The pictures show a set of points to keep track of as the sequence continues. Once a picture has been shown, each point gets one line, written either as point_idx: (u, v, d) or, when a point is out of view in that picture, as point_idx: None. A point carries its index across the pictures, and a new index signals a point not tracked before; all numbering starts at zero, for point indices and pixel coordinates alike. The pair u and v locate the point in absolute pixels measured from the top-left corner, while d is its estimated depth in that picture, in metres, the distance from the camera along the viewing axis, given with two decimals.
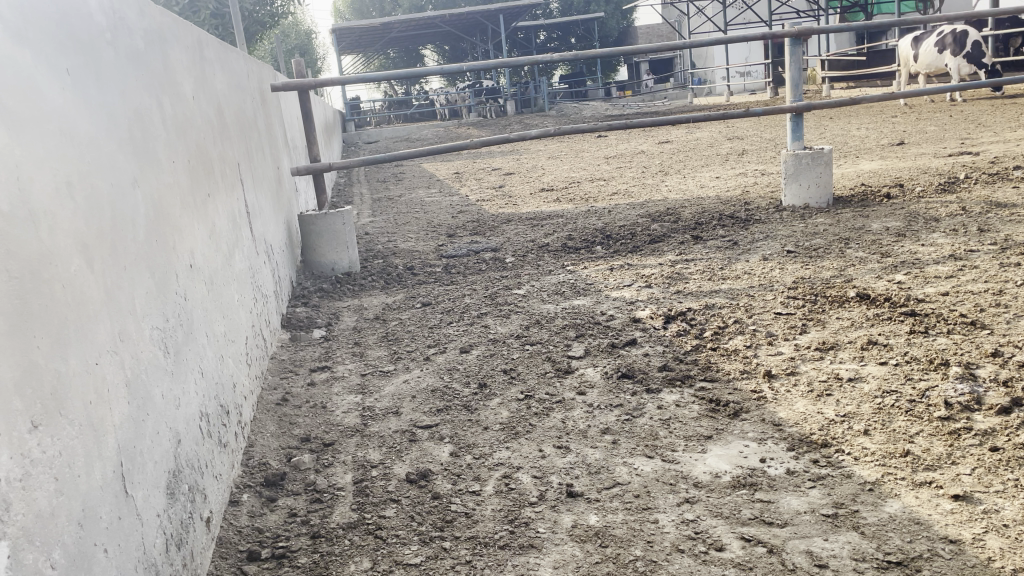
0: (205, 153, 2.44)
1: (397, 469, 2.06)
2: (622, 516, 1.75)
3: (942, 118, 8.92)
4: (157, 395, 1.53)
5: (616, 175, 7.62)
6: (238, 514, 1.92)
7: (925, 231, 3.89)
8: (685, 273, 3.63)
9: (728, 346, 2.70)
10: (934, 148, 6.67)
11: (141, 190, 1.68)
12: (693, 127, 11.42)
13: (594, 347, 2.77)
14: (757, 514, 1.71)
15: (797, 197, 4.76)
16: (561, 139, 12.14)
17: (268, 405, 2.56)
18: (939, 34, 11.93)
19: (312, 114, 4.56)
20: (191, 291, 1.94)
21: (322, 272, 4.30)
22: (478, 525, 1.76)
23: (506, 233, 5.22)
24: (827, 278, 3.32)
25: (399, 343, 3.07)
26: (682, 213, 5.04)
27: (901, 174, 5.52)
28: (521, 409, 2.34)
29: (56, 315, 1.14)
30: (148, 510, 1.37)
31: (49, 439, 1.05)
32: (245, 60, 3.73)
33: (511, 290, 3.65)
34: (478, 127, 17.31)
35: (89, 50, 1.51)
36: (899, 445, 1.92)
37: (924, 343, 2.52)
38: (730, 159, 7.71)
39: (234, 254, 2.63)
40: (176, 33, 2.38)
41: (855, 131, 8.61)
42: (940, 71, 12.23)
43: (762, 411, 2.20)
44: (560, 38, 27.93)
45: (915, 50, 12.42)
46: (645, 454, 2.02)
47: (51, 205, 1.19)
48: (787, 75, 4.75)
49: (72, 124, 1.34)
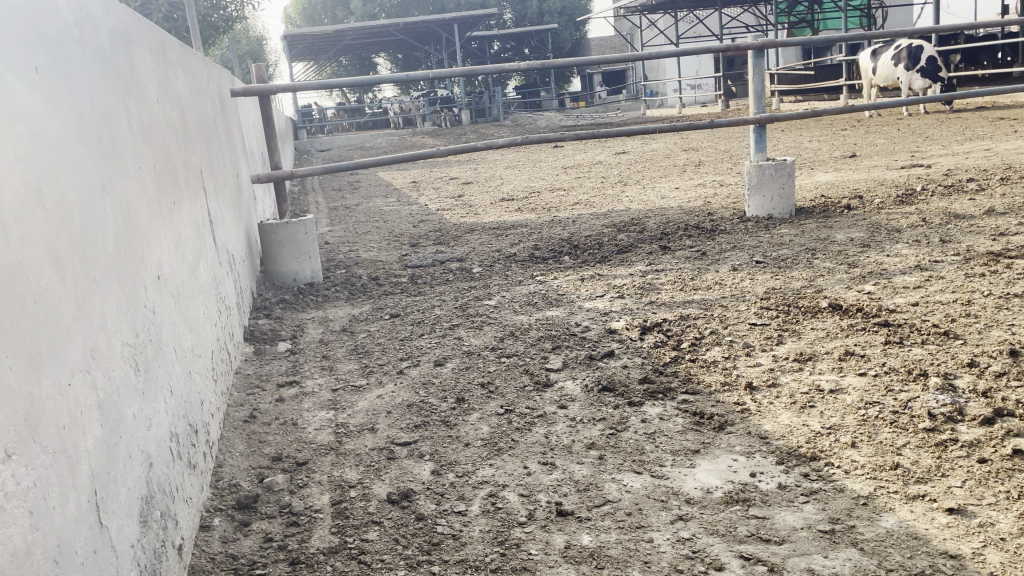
0: (170, 161, 2.34)
1: (376, 489, 1.98)
2: (615, 535, 1.70)
3: (891, 132, 9.14)
4: (129, 416, 1.44)
5: (576, 185, 7.61)
6: (210, 540, 1.81)
7: (889, 242, 3.94)
8: (656, 284, 3.61)
9: (706, 357, 2.68)
10: (886, 161, 6.82)
11: (110, 199, 1.58)
12: (648, 138, 11.51)
13: (572, 359, 2.72)
14: (753, 531, 1.68)
15: (761, 209, 4.79)
16: (517, 150, 12.11)
17: (236, 423, 2.45)
18: (896, 47, 12.28)
19: (272, 120, 4.41)
20: (158, 304, 1.84)
21: (284, 282, 4.18)
22: (466, 547, 1.69)
23: (470, 243, 5.15)
24: (798, 289, 3.33)
25: (370, 356, 2.98)
26: (646, 223, 5.03)
27: (858, 185, 5.61)
28: (501, 424, 2.28)
29: (29, 333, 1.05)
30: (123, 541, 1.27)
31: (25, 470, 0.96)
32: (206, 64, 3.60)
33: (481, 300, 3.59)
34: (433, 136, 17.18)
35: (56, 46, 1.41)
36: (888, 457, 1.91)
37: (901, 354, 2.53)
38: (688, 170, 7.78)
39: (199, 266, 2.52)
40: (141, 34, 2.28)
41: (807, 144, 8.76)
42: (897, 84, 12.57)
43: (748, 424, 2.18)
44: (514, 49, 28.02)
45: (874, 63, 12.81)
46: (634, 469, 1.97)
47: (22, 214, 1.10)
48: (751, 87, 4.76)
49: (41, 125, 1.25)
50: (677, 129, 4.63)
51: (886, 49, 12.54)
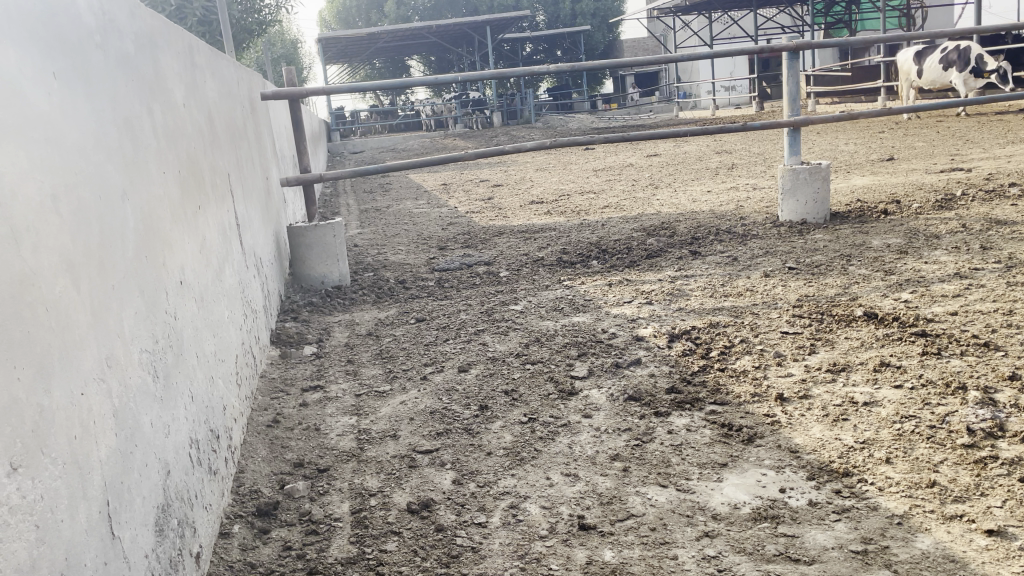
0: (196, 164, 2.34)
1: (396, 498, 1.96)
2: (639, 551, 1.66)
3: (931, 134, 8.95)
4: (146, 423, 1.43)
5: (606, 188, 7.54)
6: (229, 547, 1.80)
7: (926, 248, 3.84)
8: (686, 290, 3.55)
9: (736, 366, 2.62)
10: (924, 164, 6.66)
11: (131, 204, 1.57)
12: (680, 141, 11.40)
13: (598, 366, 2.68)
14: (782, 549, 1.63)
15: (794, 213, 4.69)
16: (548, 152, 12.05)
17: (258, 428, 2.44)
18: (943, 49, 12.02)
19: (302, 123, 4.41)
20: (181, 310, 1.83)
21: (312, 285, 4.18)
22: (486, 560, 1.66)
23: (498, 246, 5.12)
24: (832, 296, 3.25)
25: (394, 361, 2.96)
26: (677, 227, 4.97)
27: (896, 189, 5.49)
28: (525, 433, 2.25)
29: (39, 343, 1.03)
30: (136, 552, 1.25)
31: (31, 482, 0.94)
32: (235, 66, 3.61)
33: (508, 305, 3.56)
34: (465, 139, 17.15)
35: (78, 51, 1.41)
36: (925, 475, 1.84)
37: (939, 365, 2.45)
38: (720, 173, 7.68)
39: (224, 270, 2.52)
40: (168, 38, 2.28)
41: (843, 146, 8.60)
42: (943, 86, 12.27)
43: (778, 437, 2.12)
44: (547, 51, 27.97)
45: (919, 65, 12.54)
46: (659, 482, 1.92)
47: (35, 221, 1.09)
48: (785, 89, 4.65)
49: (59, 130, 1.24)
50: (709, 132, 4.54)
51: (931, 50, 12.26)
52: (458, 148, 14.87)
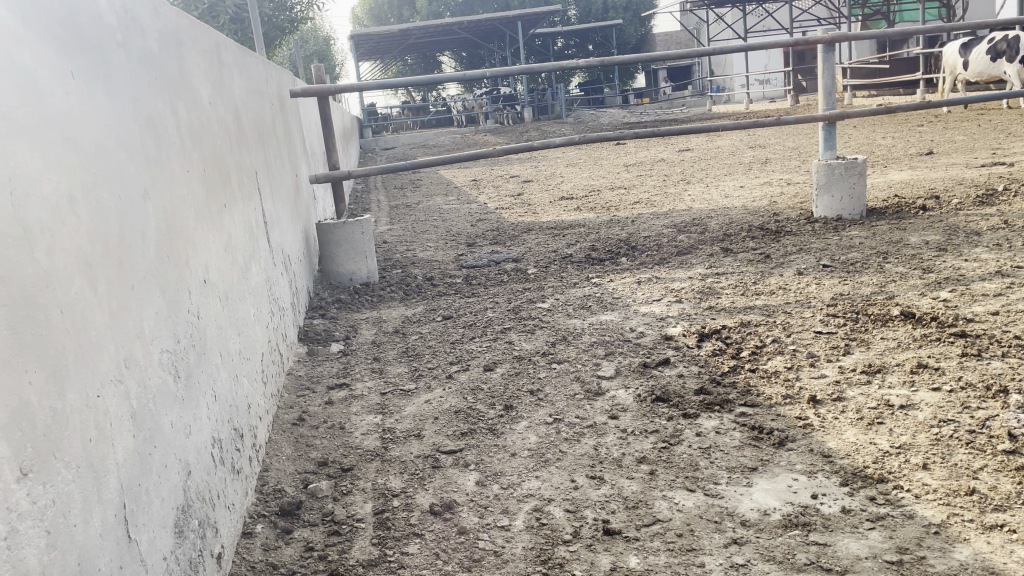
0: (222, 162, 2.34)
1: (419, 499, 1.94)
2: (665, 558, 1.62)
3: (972, 127, 8.73)
4: (166, 424, 1.42)
5: (637, 184, 7.47)
6: (252, 547, 1.80)
7: (966, 245, 3.73)
8: (716, 288, 3.48)
9: (767, 367, 2.56)
10: (965, 158, 6.50)
11: (152, 204, 1.57)
12: (713, 135, 11.26)
13: (625, 366, 2.63)
14: (814, 558, 1.57)
15: (829, 209, 4.59)
16: (578, 148, 11.98)
17: (284, 426, 2.44)
18: (992, 40, 11.71)
19: (331, 120, 4.40)
20: (204, 309, 1.83)
21: (341, 282, 4.19)
22: (508, 565, 1.64)
23: (527, 242, 5.08)
24: (867, 295, 3.17)
25: (420, 359, 2.95)
26: (709, 223, 4.89)
27: (935, 184, 5.35)
28: (550, 433, 2.21)
29: (52, 346, 1.02)
30: (154, 555, 1.25)
31: (42, 487, 0.93)
32: (264, 64, 3.62)
33: (535, 302, 3.52)
34: (495, 134, 17.13)
35: (98, 51, 1.40)
36: (963, 482, 1.78)
37: (979, 367, 2.37)
38: (753, 167, 7.57)
39: (251, 268, 2.52)
40: (193, 36, 2.28)
41: (881, 140, 8.42)
42: (992, 78, 11.95)
43: (810, 441, 2.06)
44: (578, 45, 27.82)
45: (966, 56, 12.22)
46: (686, 487, 1.88)
47: (50, 222, 1.08)
48: (820, 82, 4.55)
49: (76, 129, 1.23)
50: (742, 126, 4.45)
51: (978, 41, 11.95)
52: (488, 144, 14.86)
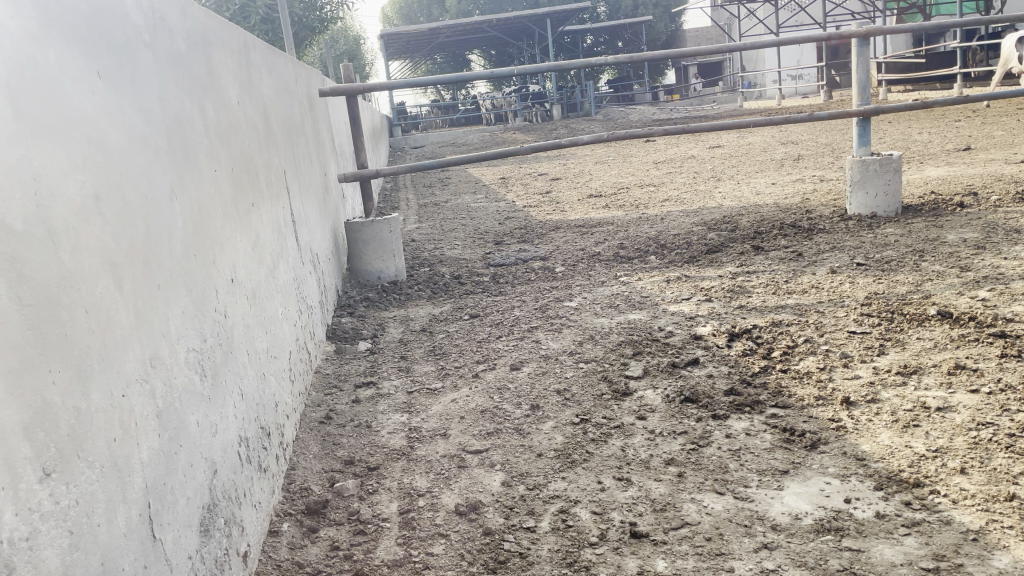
0: (250, 162, 2.35)
1: (445, 499, 1.93)
2: (693, 562, 1.59)
3: (1013, 122, 8.52)
4: (192, 423, 1.42)
5: (667, 181, 7.40)
6: (278, 546, 1.80)
7: (1006, 243, 3.64)
8: (747, 286, 3.44)
9: (799, 367, 2.51)
10: (1005, 154, 6.35)
11: (179, 203, 1.57)
12: (745, 131, 11.14)
13: (653, 366, 2.60)
14: (847, 565, 1.54)
15: (864, 206, 4.51)
16: (608, 145, 11.91)
17: (311, 424, 2.45)
18: None
19: (359, 119, 4.41)
20: (231, 308, 1.84)
21: (369, 280, 4.20)
22: (533, 567, 1.62)
23: (555, 241, 5.06)
24: (903, 294, 3.10)
25: (447, 358, 2.94)
26: (740, 221, 4.83)
27: (974, 181, 5.23)
28: (577, 434, 2.19)
29: (77, 345, 1.03)
30: (179, 554, 1.25)
31: (65, 487, 0.93)
32: (293, 64, 3.63)
33: (562, 301, 3.50)
34: (524, 132, 17.08)
35: (124, 52, 1.40)
36: (1003, 487, 1.72)
37: (1019, 369, 2.30)
38: (785, 164, 7.46)
39: (278, 266, 2.52)
40: (221, 36, 2.29)
41: (918, 135, 8.26)
42: None
43: (843, 443, 2.02)
44: (608, 42, 27.67)
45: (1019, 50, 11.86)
46: (716, 489, 1.85)
47: (74, 221, 1.08)
48: (855, 77, 4.47)
49: (101, 131, 1.23)
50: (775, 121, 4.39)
51: None
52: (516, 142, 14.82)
